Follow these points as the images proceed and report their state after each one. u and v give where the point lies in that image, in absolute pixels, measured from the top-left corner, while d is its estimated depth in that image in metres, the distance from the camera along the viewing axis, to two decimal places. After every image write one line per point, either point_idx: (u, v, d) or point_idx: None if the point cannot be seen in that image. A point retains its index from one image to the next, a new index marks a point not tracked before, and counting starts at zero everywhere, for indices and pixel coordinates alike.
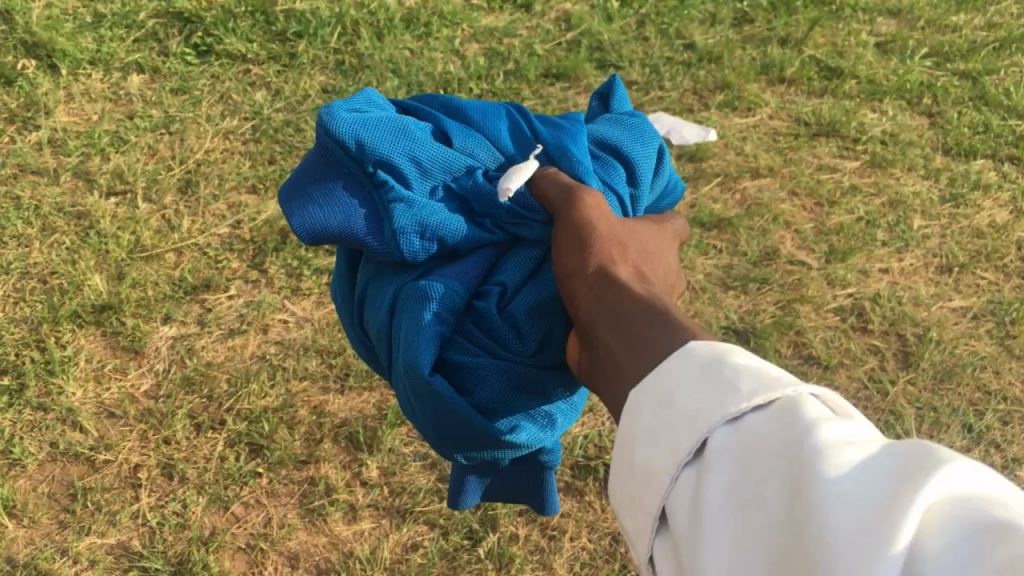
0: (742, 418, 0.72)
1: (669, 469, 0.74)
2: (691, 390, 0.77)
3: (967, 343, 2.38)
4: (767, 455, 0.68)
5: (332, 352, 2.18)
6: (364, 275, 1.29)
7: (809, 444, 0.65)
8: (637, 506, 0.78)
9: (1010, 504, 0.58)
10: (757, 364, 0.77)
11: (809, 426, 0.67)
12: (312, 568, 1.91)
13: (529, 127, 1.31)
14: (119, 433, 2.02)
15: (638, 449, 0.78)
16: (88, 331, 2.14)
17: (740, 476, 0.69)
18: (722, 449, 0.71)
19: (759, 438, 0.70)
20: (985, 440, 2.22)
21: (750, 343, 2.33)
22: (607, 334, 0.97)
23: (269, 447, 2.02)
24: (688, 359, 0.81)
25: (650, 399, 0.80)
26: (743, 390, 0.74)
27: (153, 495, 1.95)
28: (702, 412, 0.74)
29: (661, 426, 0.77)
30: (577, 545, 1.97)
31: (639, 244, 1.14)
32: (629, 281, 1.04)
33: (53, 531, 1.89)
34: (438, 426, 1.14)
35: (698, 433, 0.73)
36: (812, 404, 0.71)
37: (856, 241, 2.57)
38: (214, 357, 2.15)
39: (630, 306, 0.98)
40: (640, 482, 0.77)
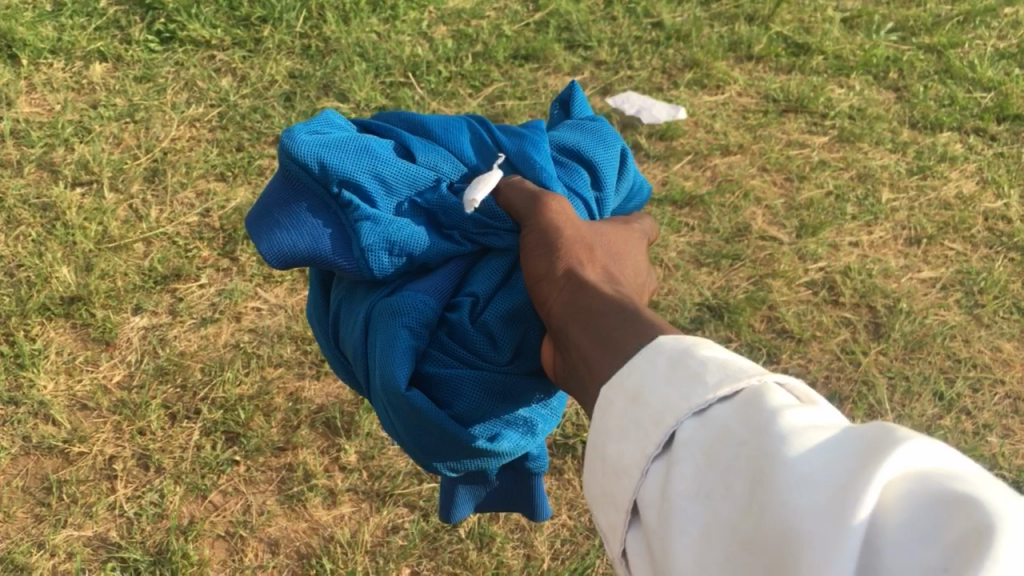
0: (709, 408, 0.73)
1: (639, 462, 0.75)
2: (660, 385, 0.77)
3: (936, 314, 2.41)
4: (732, 444, 0.68)
5: (307, 339, 2.18)
6: (338, 296, 1.29)
7: (772, 430, 0.66)
8: (610, 502, 0.78)
9: (968, 477, 0.58)
10: (725, 357, 0.78)
11: (771, 413, 0.68)
12: (293, 553, 1.89)
13: (492, 137, 1.31)
14: (93, 425, 2.00)
15: (609, 444, 0.79)
16: (57, 324, 2.12)
17: (705, 464, 0.69)
18: (688, 439, 0.72)
19: (723, 427, 0.70)
20: (957, 407, 2.25)
21: (724, 318, 2.33)
22: (578, 338, 0.96)
23: (245, 434, 2.01)
24: (656, 355, 0.81)
25: (621, 395, 0.80)
26: (708, 381, 0.74)
27: (130, 486, 1.93)
28: (670, 406, 0.75)
29: (630, 422, 0.77)
30: (558, 523, 1.97)
31: (608, 244, 1.14)
32: (600, 284, 1.04)
33: (29, 525, 1.86)
34: (418, 437, 1.14)
35: (666, 426, 0.74)
36: (777, 391, 0.71)
37: (826, 215, 2.59)
38: (187, 346, 2.13)
39: (601, 308, 0.98)
40: (612, 478, 0.77)
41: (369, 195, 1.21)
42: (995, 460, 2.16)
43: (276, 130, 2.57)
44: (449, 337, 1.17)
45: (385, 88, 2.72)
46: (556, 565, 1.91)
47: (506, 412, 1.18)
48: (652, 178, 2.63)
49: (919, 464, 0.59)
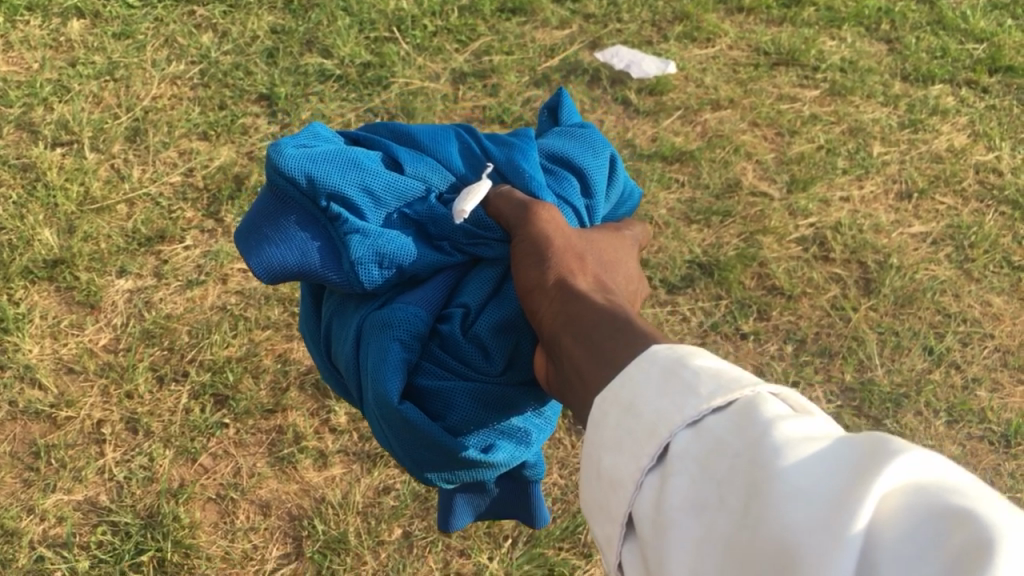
0: (702, 419, 0.72)
1: (633, 475, 0.74)
2: (653, 397, 0.76)
3: (927, 268, 2.40)
4: (727, 456, 0.68)
5: (294, 301, 2.15)
6: (329, 309, 1.26)
7: (768, 444, 0.66)
8: (605, 514, 0.77)
9: (967, 490, 0.58)
10: (717, 367, 0.77)
11: (766, 427, 0.67)
12: (284, 515, 1.88)
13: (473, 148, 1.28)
14: (79, 388, 1.97)
15: (604, 456, 0.77)
16: (41, 287, 2.09)
17: (701, 474, 0.69)
18: (683, 451, 0.71)
19: (718, 439, 0.70)
20: (946, 361, 2.24)
21: (714, 276, 2.31)
22: (570, 347, 0.95)
23: (234, 397, 1.99)
24: (648, 364, 0.80)
25: (614, 406, 0.79)
26: (701, 393, 0.73)
27: (119, 450, 1.91)
28: (664, 417, 0.74)
29: (624, 434, 0.76)
30: (548, 482, 1.97)
31: (600, 249, 1.12)
32: (593, 293, 1.02)
33: (18, 490, 1.83)
34: (410, 448, 1.12)
35: (660, 438, 0.73)
36: (771, 403, 0.71)
37: (817, 170, 2.57)
38: (174, 309, 2.10)
39: (592, 314, 0.97)
40: (607, 490, 0.77)
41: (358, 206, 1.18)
42: (983, 415, 2.16)
43: (259, 87, 2.51)
44: (442, 350, 1.15)
45: (370, 43, 2.66)
46: (548, 524, 1.90)
47: (501, 423, 1.15)
48: (641, 134, 2.60)
49: (915, 476, 0.59)
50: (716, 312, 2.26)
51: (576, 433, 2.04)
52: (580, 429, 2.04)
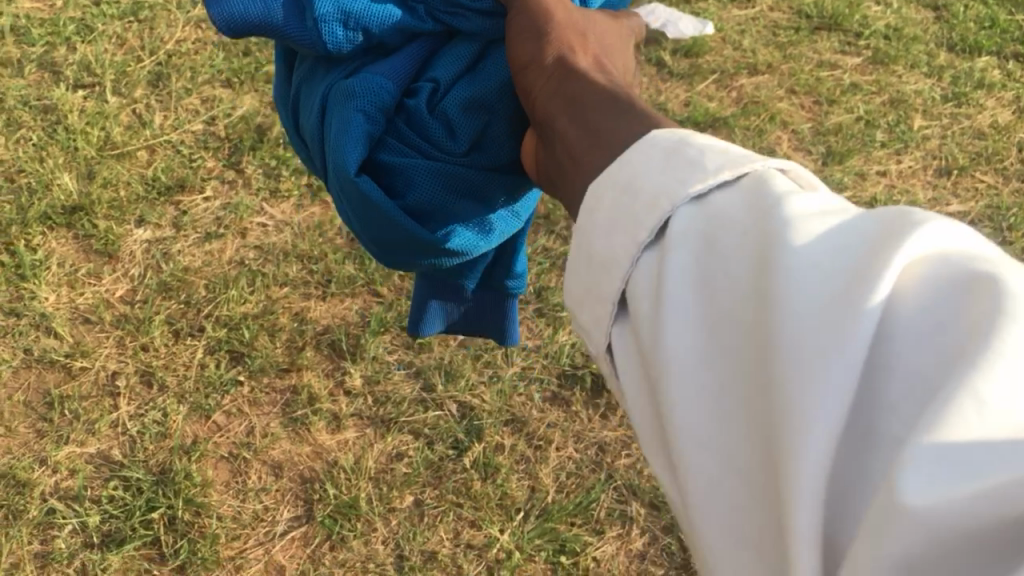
0: (708, 195, 0.65)
1: (628, 251, 0.68)
2: (653, 172, 0.69)
3: None
4: (732, 231, 0.62)
5: (313, 257, 2.11)
6: (297, 77, 1.11)
7: (778, 219, 0.59)
8: (594, 297, 0.71)
9: (990, 259, 0.52)
10: (722, 145, 0.70)
11: (778, 202, 0.60)
12: (296, 477, 1.85)
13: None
14: (95, 339, 1.95)
15: (597, 236, 0.71)
16: (59, 234, 2.06)
17: (702, 250, 0.62)
18: (686, 227, 0.64)
19: (723, 216, 0.63)
20: None
21: None
22: (564, 133, 0.86)
23: (249, 354, 1.96)
24: (648, 144, 0.73)
25: (609, 184, 0.72)
26: (706, 168, 0.67)
27: (133, 403, 1.88)
28: (666, 190, 0.67)
29: (621, 214, 0.69)
30: (564, 456, 1.93)
31: (600, 31, 1.01)
32: (590, 75, 0.92)
33: (31, 440, 1.81)
34: (369, 228, 1.02)
35: (661, 210, 0.66)
36: (779, 180, 0.64)
37: (854, 141, 2.49)
38: (192, 262, 2.07)
39: (590, 100, 0.87)
40: (599, 268, 0.70)
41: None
42: None
43: None
44: (407, 127, 1.02)
45: None
46: (561, 498, 1.87)
47: (468, 207, 1.05)
48: (674, 98, 2.51)
49: (937, 244, 0.53)
50: None
51: (593, 407, 2.01)
52: (598, 402, 2.01)
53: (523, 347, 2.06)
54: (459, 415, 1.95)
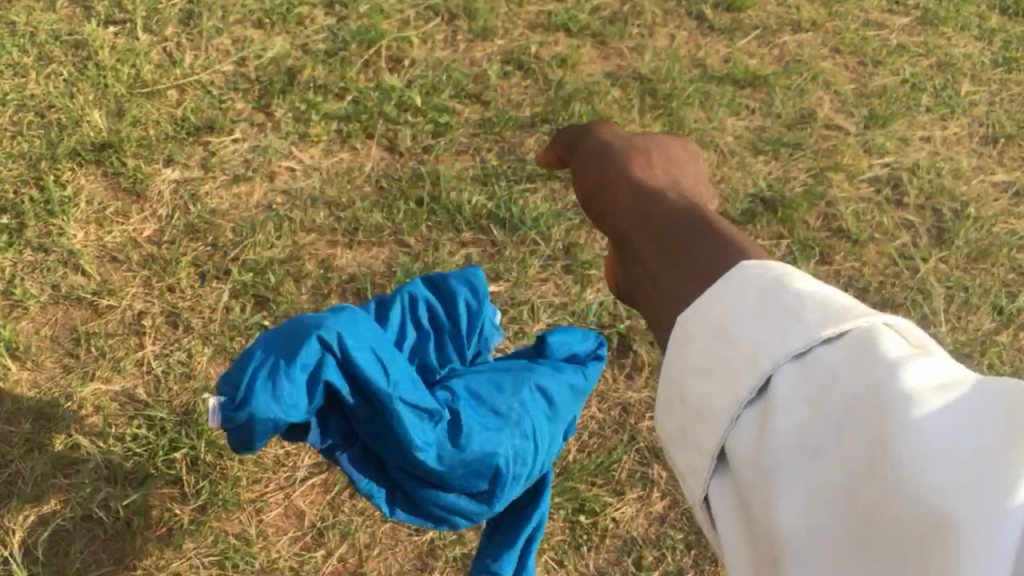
0: (812, 351, 0.62)
1: (729, 407, 0.64)
2: (747, 317, 0.66)
3: (1005, 221, 2.27)
4: (844, 396, 0.58)
5: (341, 205, 2.08)
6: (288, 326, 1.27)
7: (896, 387, 0.55)
8: (687, 442, 0.67)
9: None
10: (821, 292, 0.66)
11: (892, 365, 0.57)
12: None
13: (478, 301, 1.48)
14: (122, 278, 1.95)
15: (690, 382, 0.67)
16: (88, 171, 2.05)
17: (811, 415, 0.59)
18: (790, 390, 0.61)
19: (831, 375, 0.59)
20: (1017, 323, 2.11)
21: (778, 213, 2.18)
22: (646, 252, 0.80)
23: (275, 299, 1.94)
24: (741, 276, 0.69)
25: (701, 325, 0.68)
26: (807, 321, 0.63)
27: (158, 343, 1.88)
28: (763, 347, 0.64)
29: (715, 361, 0.66)
30: (586, 415, 1.91)
31: (670, 146, 0.99)
32: (666, 190, 0.88)
33: (57, 375, 1.82)
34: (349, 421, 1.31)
35: (761, 370, 0.63)
36: (890, 336, 0.60)
37: (898, 105, 2.41)
38: (219, 204, 2.06)
39: (671, 213, 0.82)
40: (692, 419, 0.67)
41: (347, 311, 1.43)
42: None
43: None
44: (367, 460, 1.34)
45: None
46: (582, 457, 1.86)
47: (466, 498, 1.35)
48: (714, 53, 2.44)
49: None
50: (776, 252, 2.14)
51: (619, 366, 1.98)
52: (623, 362, 1.98)
53: (550, 303, 2.02)
54: None
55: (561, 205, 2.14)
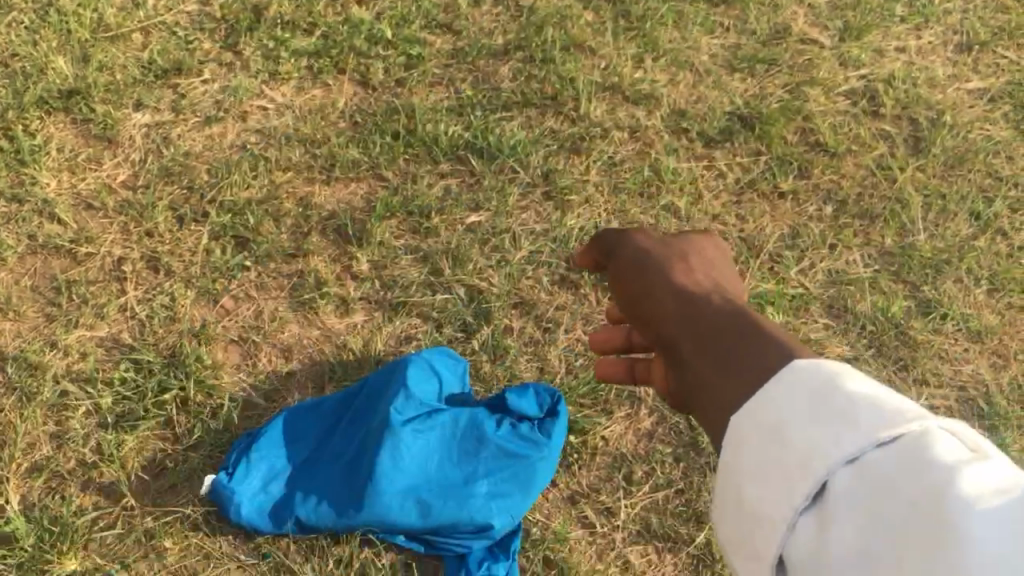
0: (865, 454, 0.57)
1: (783, 513, 0.59)
2: (801, 419, 0.61)
3: (980, 128, 2.27)
4: (902, 503, 0.53)
5: (316, 142, 2.06)
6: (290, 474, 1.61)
7: (949, 491, 0.51)
8: (747, 549, 0.63)
9: None
10: (879, 393, 0.61)
11: (947, 470, 0.53)
12: (306, 360, 1.86)
13: (437, 378, 1.69)
14: (99, 226, 1.93)
15: (746, 485, 0.63)
16: (57, 119, 2.02)
17: (868, 522, 0.55)
18: (845, 494, 0.56)
19: (887, 480, 0.55)
20: (993, 228, 2.14)
21: (756, 130, 2.18)
22: (694, 356, 0.74)
23: (255, 240, 1.93)
24: (794, 376, 0.63)
25: (757, 428, 0.63)
26: (862, 423, 0.58)
27: (141, 288, 1.88)
28: (818, 449, 0.59)
29: (771, 463, 0.61)
30: (573, 337, 1.93)
31: (705, 247, 0.94)
32: (711, 295, 0.82)
33: (41, 325, 1.82)
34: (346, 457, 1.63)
35: (816, 475, 0.58)
36: (942, 440, 0.56)
37: (873, 16, 2.39)
38: (193, 146, 2.04)
39: (715, 316, 0.76)
40: (753, 524, 0.62)
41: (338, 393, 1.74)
42: None
43: None
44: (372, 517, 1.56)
45: None
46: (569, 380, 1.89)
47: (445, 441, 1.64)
48: None
49: None
50: (755, 169, 2.14)
51: (603, 289, 1.98)
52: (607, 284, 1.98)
53: (532, 231, 2.01)
54: (466, 299, 1.92)
55: (538, 132, 2.12)
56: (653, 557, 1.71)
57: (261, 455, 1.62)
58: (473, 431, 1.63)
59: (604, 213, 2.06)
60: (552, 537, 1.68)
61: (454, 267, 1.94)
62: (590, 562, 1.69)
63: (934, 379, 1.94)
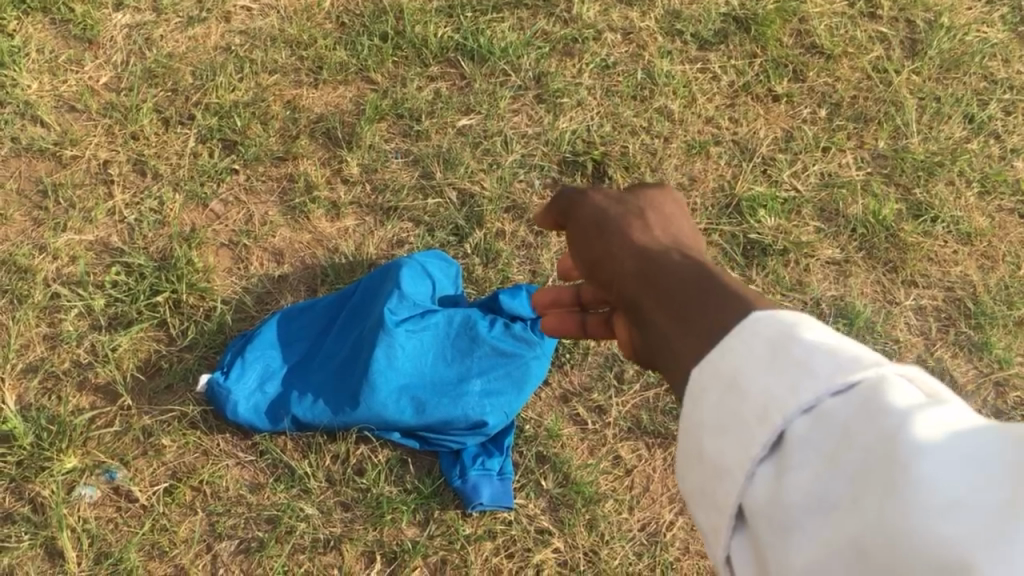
0: (823, 403, 0.53)
1: (742, 464, 0.55)
2: (759, 368, 0.56)
3: (978, 30, 2.24)
4: (858, 454, 0.49)
5: (303, 43, 2.01)
6: (290, 381, 1.64)
7: (905, 438, 0.47)
8: (708, 500, 0.59)
9: None
10: (837, 342, 0.56)
11: (905, 414, 0.48)
12: (298, 264, 1.85)
13: (431, 279, 1.69)
14: (83, 128, 1.89)
15: (706, 439, 0.59)
16: (35, 20, 1.97)
17: (825, 472, 0.50)
18: (802, 444, 0.52)
19: (845, 430, 0.50)
20: (986, 131, 2.13)
21: (751, 32, 2.15)
22: (656, 315, 0.70)
23: (243, 143, 1.90)
24: (750, 326, 0.59)
25: (715, 379, 0.59)
26: (819, 372, 0.54)
27: (128, 192, 1.85)
28: (774, 399, 0.54)
29: (730, 414, 0.57)
30: (564, 242, 1.91)
31: (663, 203, 0.92)
32: (671, 250, 0.78)
33: (28, 229, 1.80)
34: (346, 358, 1.63)
35: (772, 425, 0.54)
36: (899, 386, 0.51)
37: None
38: (175, 47, 1.99)
39: (674, 270, 0.72)
40: (711, 477, 0.58)
41: (332, 294, 1.75)
42: (1019, 188, 2.08)
43: None
44: (375, 420, 1.59)
45: None
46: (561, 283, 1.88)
47: (443, 346, 1.64)
48: None
49: None
50: (749, 72, 2.12)
51: None
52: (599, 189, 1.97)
53: (523, 135, 1.99)
54: (458, 203, 1.91)
55: (529, 33, 2.07)
56: (643, 452, 1.75)
57: (255, 356, 1.64)
58: (467, 338, 1.65)
59: (597, 115, 2.03)
60: (544, 434, 1.72)
61: (445, 171, 1.92)
62: (582, 457, 1.73)
63: (923, 280, 1.95)
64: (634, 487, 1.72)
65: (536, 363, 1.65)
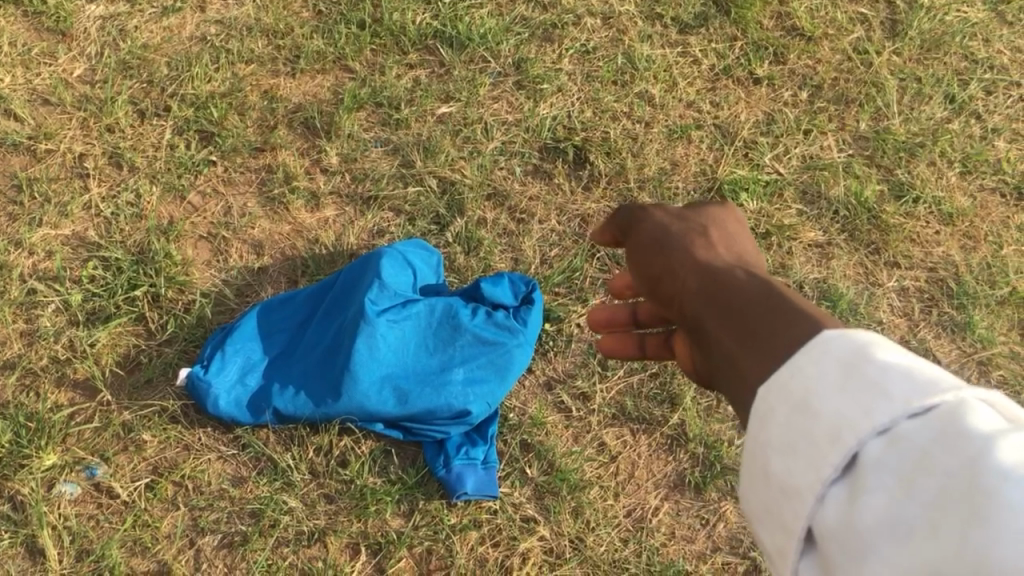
0: (899, 425, 0.49)
1: (812, 487, 0.52)
2: (830, 387, 0.53)
3: (958, 10, 2.23)
4: (938, 479, 0.45)
5: (279, 32, 1.99)
6: (271, 374, 1.62)
7: (989, 464, 0.43)
8: (775, 523, 0.56)
9: None
10: (917, 363, 0.52)
11: (989, 440, 0.44)
12: (278, 256, 1.83)
13: (410, 268, 1.68)
14: (57, 121, 1.87)
15: (774, 459, 0.55)
16: (7, 13, 1.95)
17: (901, 498, 0.47)
18: (876, 466, 0.49)
19: (922, 454, 0.47)
20: (967, 111, 2.13)
21: (730, 15, 2.14)
22: (723, 336, 0.66)
23: (220, 134, 1.88)
24: (821, 344, 0.56)
25: (783, 398, 0.56)
26: (895, 393, 0.50)
27: (104, 185, 1.83)
28: (846, 420, 0.51)
29: (799, 434, 0.54)
30: (547, 229, 1.89)
31: (725, 221, 0.86)
32: (735, 267, 0.74)
33: (3, 224, 1.77)
34: (328, 350, 1.62)
35: (844, 447, 0.51)
36: (983, 411, 0.47)
37: None
38: (150, 38, 1.97)
39: (740, 286, 0.68)
40: (779, 499, 0.55)
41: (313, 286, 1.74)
42: (1000, 167, 2.08)
43: None
44: (360, 412, 1.58)
45: None
46: (544, 270, 1.86)
47: (425, 336, 1.63)
48: None
49: None
50: (730, 55, 2.11)
51: (576, 179, 1.94)
52: (580, 174, 1.95)
53: (503, 121, 1.97)
54: (439, 191, 1.89)
55: (507, 19, 2.06)
56: (628, 438, 1.74)
57: (235, 349, 1.62)
58: (448, 327, 1.63)
59: (577, 101, 2.02)
60: (528, 422, 1.72)
61: (425, 159, 1.90)
62: (567, 445, 1.72)
63: (905, 260, 1.95)
64: (619, 474, 1.71)
65: (519, 350, 1.64)
